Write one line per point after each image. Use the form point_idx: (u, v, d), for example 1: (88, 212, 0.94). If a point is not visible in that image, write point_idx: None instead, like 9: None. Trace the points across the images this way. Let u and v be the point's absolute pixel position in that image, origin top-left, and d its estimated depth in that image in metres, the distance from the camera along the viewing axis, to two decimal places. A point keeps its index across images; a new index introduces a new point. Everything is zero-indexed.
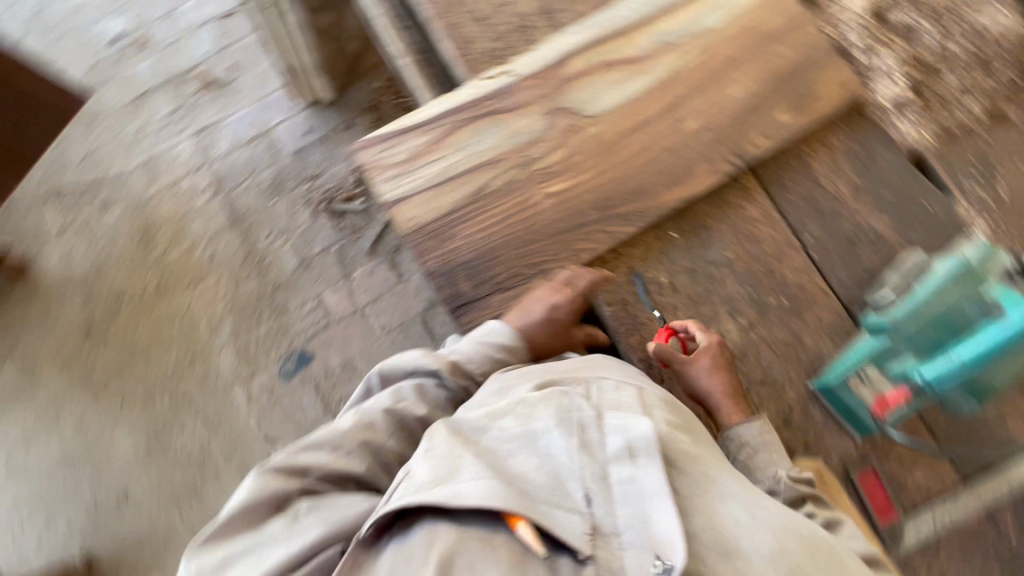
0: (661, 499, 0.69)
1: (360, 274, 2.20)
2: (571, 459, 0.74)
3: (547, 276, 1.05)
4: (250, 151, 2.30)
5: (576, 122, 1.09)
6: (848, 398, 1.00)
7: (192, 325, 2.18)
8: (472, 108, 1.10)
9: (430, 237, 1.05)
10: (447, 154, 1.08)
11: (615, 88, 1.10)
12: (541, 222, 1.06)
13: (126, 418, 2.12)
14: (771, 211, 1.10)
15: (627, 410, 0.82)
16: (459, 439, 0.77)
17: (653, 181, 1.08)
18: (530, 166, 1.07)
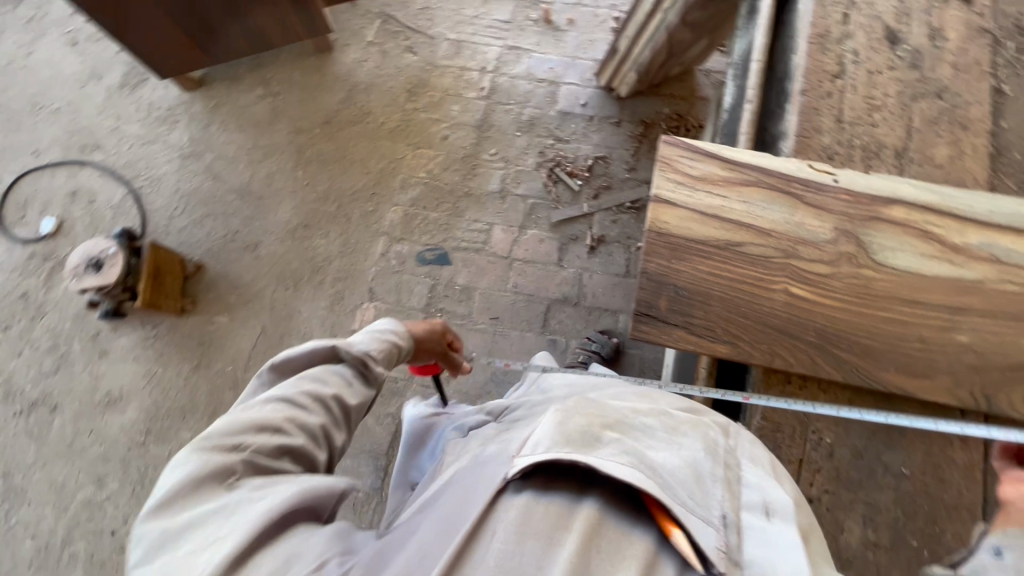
0: (793, 552, 0.68)
1: (533, 234, 2.32)
2: (714, 486, 0.73)
3: (733, 352, 1.05)
4: (532, 87, 2.52)
5: (859, 255, 1.07)
6: None
7: (391, 172, 2.43)
8: (780, 178, 1.11)
9: (667, 245, 1.09)
10: (731, 198, 1.11)
11: (916, 255, 1.06)
12: (763, 307, 1.05)
13: (299, 197, 2.42)
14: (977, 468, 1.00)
15: (763, 473, 0.80)
16: (608, 417, 0.78)
17: (887, 356, 1.03)
18: (792, 258, 1.07)
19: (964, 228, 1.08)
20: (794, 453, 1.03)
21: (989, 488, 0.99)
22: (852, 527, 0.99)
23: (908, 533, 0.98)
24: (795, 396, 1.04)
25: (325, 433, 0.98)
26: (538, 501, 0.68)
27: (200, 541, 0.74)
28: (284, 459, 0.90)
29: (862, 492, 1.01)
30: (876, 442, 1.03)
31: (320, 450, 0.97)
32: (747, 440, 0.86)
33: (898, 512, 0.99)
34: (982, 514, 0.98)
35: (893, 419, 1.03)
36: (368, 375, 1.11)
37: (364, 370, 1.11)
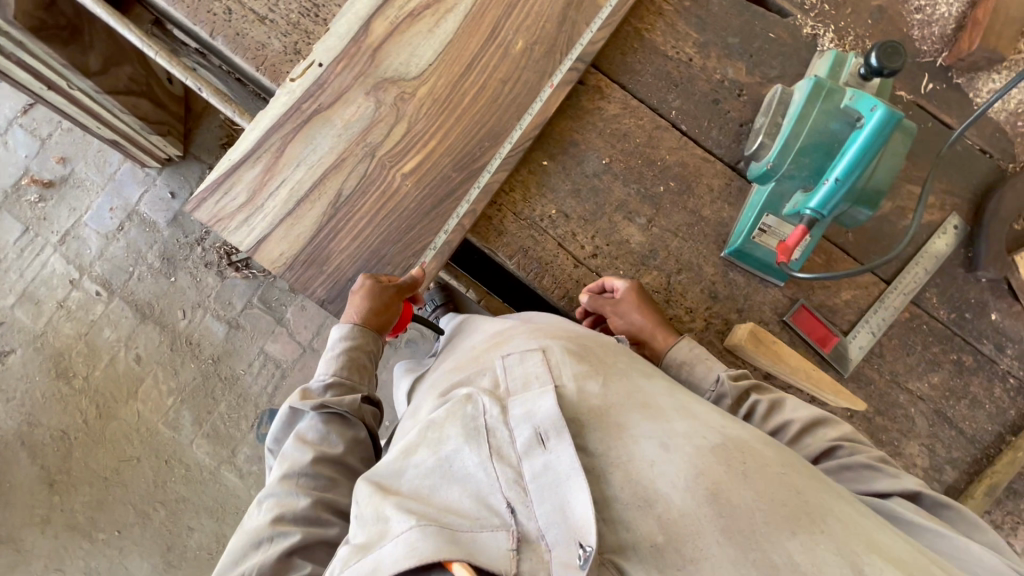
0: (577, 479, 0.52)
1: (294, 311, 2.12)
2: (484, 473, 0.57)
3: (439, 256, 1.00)
4: (125, 239, 2.12)
5: (403, 89, 1.01)
6: (760, 253, 1.01)
7: (151, 433, 2.06)
8: (291, 117, 1.00)
9: (307, 266, 1.00)
10: (287, 176, 1.00)
11: (427, 39, 1.02)
12: (410, 205, 1.00)
13: (131, 545, 2.00)
14: (629, 100, 1.08)
15: (535, 385, 0.62)
16: (376, 491, 0.60)
17: (503, 119, 1.02)
18: (376, 153, 1.00)
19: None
20: (552, 246, 1.04)
21: (645, 102, 1.08)
22: (631, 232, 1.05)
23: (653, 188, 1.06)
24: (506, 219, 1.04)
25: (327, 504, 0.77)
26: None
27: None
28: (297, 559, 0.71)
29: (608, 206, 1.05)
30: (575, 171, 1.06)
31: (333, 524, 0.76)
32: (512, 370, 0.66)
33: (636, 187, 1.06)
34: (663, 120, 1.08)
35: (562, 145, 1.06)
36: (343, 418, 0.85)
37: (339, 415, 0.85)
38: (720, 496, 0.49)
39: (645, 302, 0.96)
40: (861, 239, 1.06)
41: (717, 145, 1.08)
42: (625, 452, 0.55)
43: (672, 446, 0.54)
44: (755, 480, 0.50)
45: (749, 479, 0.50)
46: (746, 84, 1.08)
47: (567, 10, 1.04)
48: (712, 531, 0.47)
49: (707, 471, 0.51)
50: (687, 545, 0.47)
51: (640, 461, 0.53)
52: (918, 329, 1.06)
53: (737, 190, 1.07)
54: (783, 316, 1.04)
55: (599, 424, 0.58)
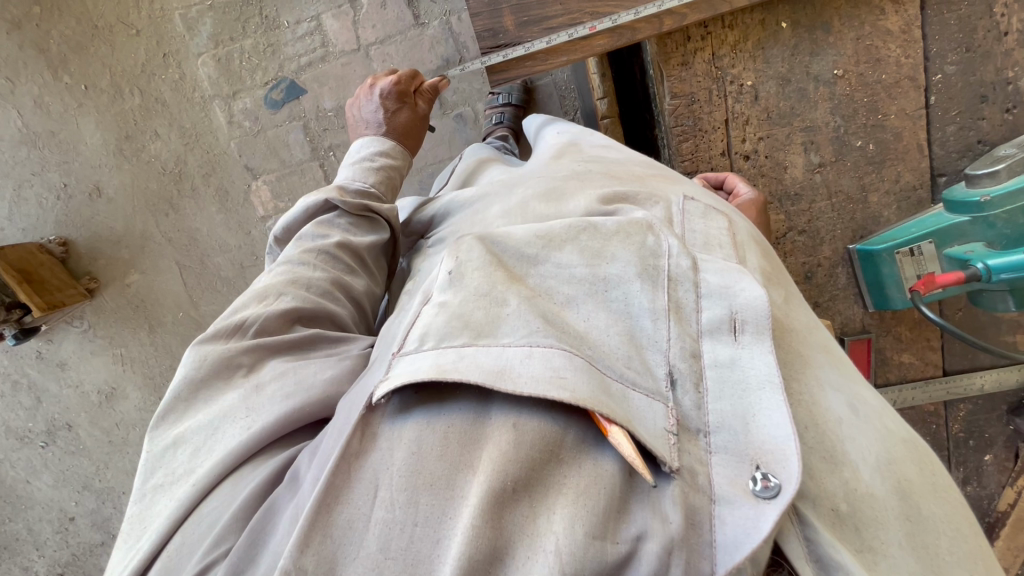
0: (771, 393, 0.45)
1: (370, 2, 1.79)
2: (653, 323, 0.50)
3: (614, 37, 0.81)
4: None
5: None
6: (886, 270, 0.91)
7: (164, 14, 1.82)
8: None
9: None
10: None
11: None
12: None
13: (93, 107, 1.90)
14: (913, 25, 0.86)
15: (718, 254, 0.57)
16: (500, 273, 0.52)
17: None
18: None
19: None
20: (717, 117, 0.88)
21: (925, 41, 0.87)
22: (795, 162, 0.91)
23: (851, 136, 0.90)
24: (700, 54, 0.85)
25: (342, 285, 0.75)
26: (429, 427, 0.44)
27: (167, 475, 0.57)
28: (302, 326, 0.68)
29: (799, 121, 0.89)
30: (801, 58, 0.86)
31: (342, 304, 0.73)
32: (690, 221, 0.62)
33: (839, 122, 0.89)
34: (923, 76, 0.88)
35: (813, 20, 0.85)
36: (370, 219, 0.83)
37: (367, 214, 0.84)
38: (911, 495, 0.45)
39: (759, 218, 0.81)
40: (967, 325, 0.98)
41: (941, 143, 0.91)
42: (808, 391, 0.49)
43: (860, 414, 0.49)
44: (939, 494, 0.47)
45: (936, 492, 0.47)
46: None
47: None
48: (895, 527, 0.43)
49: (900, 462, 0.47)
50: (869, 533, 0.43)
51: (829, 411, 0.48)
52: (925, 423, 1.06)
53: (917, 201, 0.92)
54: (844, 335, 0.99)
55: (783, 347, 0.52)
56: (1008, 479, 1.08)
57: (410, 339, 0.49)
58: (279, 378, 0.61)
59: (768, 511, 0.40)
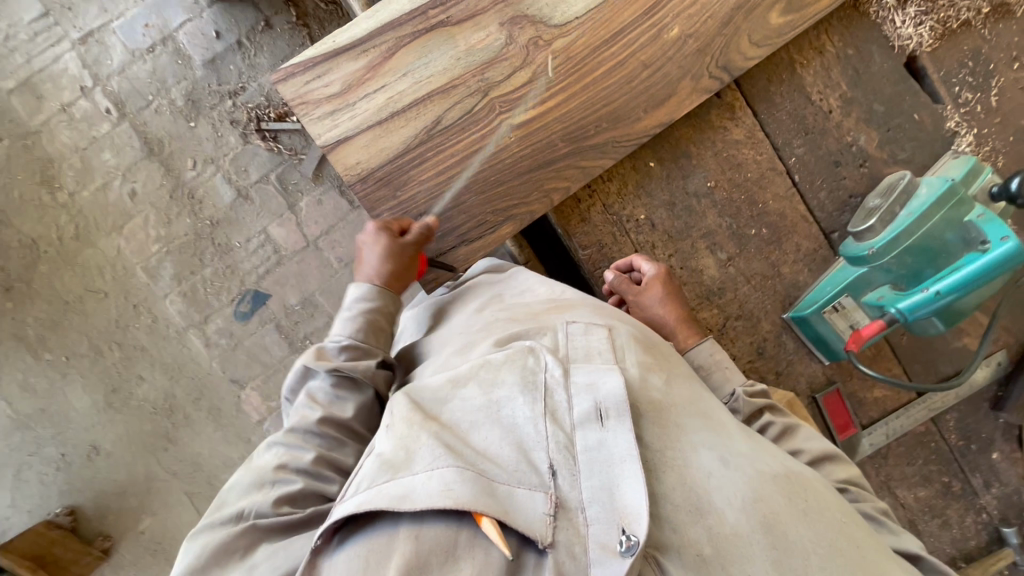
0: (631, 465, 0.59)
1: (309, 203, 1.99)
2: (535, 427, 0.63)
3: (518, 223, 0.95)
4: (153, 64, 1.90)
5: (541, 34, 0.91)
6: (821, 328, 1.00)
7: (126, 272, 1.96)
8: (413, 16, 0.89)
9: (380, 185, 0.91)
10: (390, 82, 0.90)
11: None
12: (505, 161, 0.92)
13: (78, 374, 1.98)
14: (757, 130, 1.01)
15: (599, 359, 0.71)
16: (418, 416, 0.64)
17: (629, 107, 0.94)
18: (489, 92, 0.91)
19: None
20: (627, 252, 1.00)
21: (771, 137, 1.02)
22: (707, 263, 1.02)
23: (744, 228, 1.02)
24: (593, 208, 0.99)
25: (327, 462, 0.73)
26: (356, 554, 0.54)
27: None
28: (294, 506, 0.67)
29: (695, 231, 1.01)
30: (677, 183, 1.00)
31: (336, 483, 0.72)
32: (575, 337, 0.74)
33: (729, 220, 1.02)
34: (781, 164, 1.02)
35: (674, 152, 1.00)
36: (355, 382, 0.80)
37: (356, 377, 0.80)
38: (774, 526, 0.60)
39: (672, 289, 0.93)
40: (913, 347, 1.06)
41: (820, 208, 1.04)
42: (682, 456, 0.65)
43: (730, 464, 0.64)
44: (807, 516, 0.62)
45: (804, 517, 0.62)
46: (872, 157, 1.03)
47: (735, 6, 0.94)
48: (758, 555, 0.58)
49: (763, 498, 0.62)
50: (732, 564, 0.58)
51: (699, 469, 0.63)
52: (924, 444, 1.10)
53: (822, 259, 1.04)
54: (814, 393, 1.05)
55: (656, 422, 0.67)
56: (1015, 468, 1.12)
57: (350, 484, 0.59)
58: (272, 555, 0.62)
59: (625, 560, 0.53)
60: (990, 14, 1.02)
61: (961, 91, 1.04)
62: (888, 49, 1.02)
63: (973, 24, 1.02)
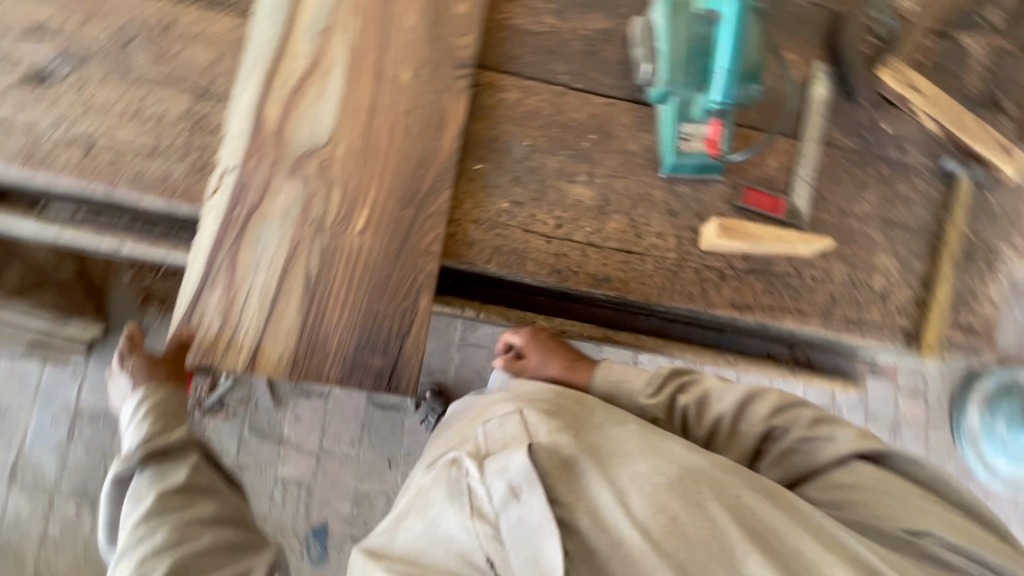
0: (547, 528, 0.73)
1: (291, 426, 2.00)
2: (464, 534, 0.78)
3: (427, 288, 1.02)
4: (81, 441, 1.91)
5: (322, 157, 1.03)
6: (691, 159, 1.11)
7: None
8: (225, 226, 0.99)
9: (311, 356, 0.98)
10: (252, 283, 0.98)
11: (322, 101, 1.04)
12: (379, 258, 1.01)
13: None
14: (522, 82, 1.15)
15: (510, 443, 0.84)
16: (373, 560, 0.85)
17: (425, 145, 1.06)
18: (324, 225, 1.01)
19: (288, 44, 1.05)
20: (519, 235, 1.10)
21: (536, 77, 1.16)
22: (579, 191, 1.13)
23: (578, 147, 1.14)
24: (469, 230, 1.09)
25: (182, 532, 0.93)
26: None
27: None
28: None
29: (549, 179, 1.12)
30: (506, 162, 1.12)
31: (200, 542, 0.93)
32: (490, 433, 0.87)
33: (564, 151, 1.14)
34: (559, 87, 1.16)
35: (484, 145, 1.12)
36: (172, 456, 1.00)
37: (166, 454, 0.99)
38: (678, 532, 0.72)
39: (544, 346, 1.17)
40: (762, 114, 1.18)
41: (612, 88, 1.17)
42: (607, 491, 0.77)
43: (644, 488, 0.76)
44: (719, 508, 0.73)
45: (718, 510, 0.73)
46: (610, 29, 1.19)
47: (420, 23, 1.08)
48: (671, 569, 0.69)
49: (675, 513, 0.73)
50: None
51: (624, 502, 0.75)
52: (839, 164, 1.19)
53: (646, 117, 1.17)
54: (734, 203, 1.14)
55: (568, 473, 0.79)
56: (911, 120, 1.23)
57: None
58: None
59: None
60: None
61: None
62: None
63: None
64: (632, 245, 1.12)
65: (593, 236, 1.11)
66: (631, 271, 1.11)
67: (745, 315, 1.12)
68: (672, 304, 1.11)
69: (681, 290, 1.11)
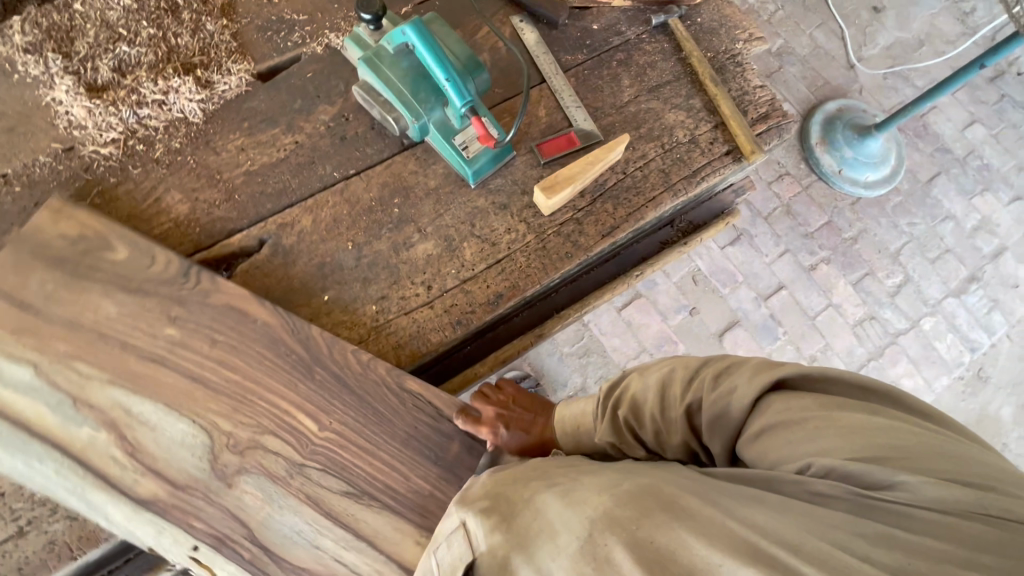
0: None
1: None
2: None
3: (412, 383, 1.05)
4: None
5: (223, 441, 0.99)
6: (482, 160, 1.18)
7: None
8: (257, 565, 0.96)
9: (410, 513, 1.01)
10: (317, 550, 0.98)
11: (156, 427, 0.98)
12: (354, 413, 1.03)
13: None
14: (306, 203, 1.15)
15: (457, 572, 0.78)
16: None
17: (278, 336, 1.04)
18: (294, 459, 1.00)
19: (74, 447, 0.96)
20: (407, 321, 1.10)
21: (314, 191, 1.17)
22: (423, 248, 1.15)
23: (394, 215, 1.17)
24: (374, 340, 1.09)
25: None
26: None
27: None
28: None
29: (393, 258, 1.14)
30: (347, 275, 1.12)
31: None
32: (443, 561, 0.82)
33: (385, 229, 1.16)
34: (338, 184, 1.17)
35: (318, 278, 1.11)
36: None
37: None
38: None
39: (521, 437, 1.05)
40: (505, 83, 1.27)
41: (380, 152, 1.21)
42: None
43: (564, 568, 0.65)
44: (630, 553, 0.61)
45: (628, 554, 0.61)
46: (340, 110, 1.22)
47: (132, 289, 1.01)
48: None
49: None
50: None
51: None
52: (587, 76, 1.31)
53: (424, 152, 1.21)
54: (541, 162, 1.22)
55: None
56: (607, 8, 1.38)
57: None
58: None
59: None
60: (231, 17, 1.24)
61: (293, 39, 1.26)
62: (248, 92, 1.20)
63: (238, 30, 1.24)
64: (496, 254, 1.16)
65: (463, 273, 1.14)
66: (510, 274, 1.15)
67: (616, 234, 1.20)
68: (561, 271, 1.17)
69: (558, 255, 1.17)
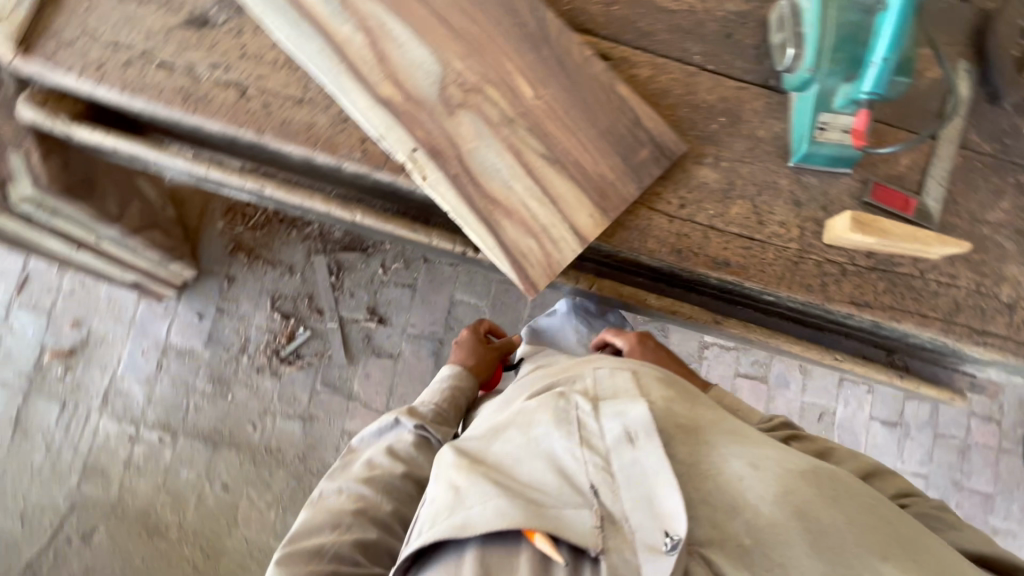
0: (662, 473, 0.75)
1: (360, 382, 2.09)
2: (573, 459, 0.81)
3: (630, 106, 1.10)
4: (169, 375, 2.10)
5: (463, 88, 1.06)
6: (824, 150, 1.09)
7: (265, 551, 1.98)
8: (457, 184, 1.04)
9: (599, 187, 1.08)
10: (518, 192, 1.05)
11: (412, 55, 1.05)
12: (573, 110, 1.09)
13: None
14: (655, 59, 1.15)
15: (623, 396, 0.88)
16: (474, 462, 0.86)
17: (529, 31, 1.10)
18: (514, 118, 1.07)
19: (334, 38, 1.03)
20: (642, 215, 1.11)
21: (670, 55, 1.15)
22: (704, 174, 1.12)
23: (708, 128, 1.13)
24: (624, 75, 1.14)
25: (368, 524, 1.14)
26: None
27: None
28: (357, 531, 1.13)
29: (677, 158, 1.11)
30: None
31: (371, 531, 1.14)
32: (602, 380, 0.92)
33: (693, 132, 1.13)
34: (692, 67, 1.15)
35: None
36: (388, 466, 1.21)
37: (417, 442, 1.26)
38: (806, 514, 0.73)
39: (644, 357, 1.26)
40: (897, 109, 1.15)
41: (745, 72, 1.16)
42: (717, 463, 0.80)
43: (761, 467, 0.78)
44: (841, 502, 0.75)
45: (838, 502, 0.75)
46: (746, 11, 1.17)
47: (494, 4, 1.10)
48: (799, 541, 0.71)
49: (794, 492, 0.75)
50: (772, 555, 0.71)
51: (732, 472, 0.78)
52: (973, 167, 1.15)
53: (778, 104, 1.15)
54: (862, 199, 1.11)
55: (688, 437, 0.83)
56: None
57: (420, 525, 0.84)
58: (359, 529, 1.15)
59: (668, 560, 0.69)
60: None
61: None
62: None
63: None
64: (754, 231, 1.11)
65: (715, 220, 1.11)
66: (750, 256, 1.10)
67: (865, 312, 1.10)
68: (790, 294, 1.10)
69: (800, 280, 1.10)
